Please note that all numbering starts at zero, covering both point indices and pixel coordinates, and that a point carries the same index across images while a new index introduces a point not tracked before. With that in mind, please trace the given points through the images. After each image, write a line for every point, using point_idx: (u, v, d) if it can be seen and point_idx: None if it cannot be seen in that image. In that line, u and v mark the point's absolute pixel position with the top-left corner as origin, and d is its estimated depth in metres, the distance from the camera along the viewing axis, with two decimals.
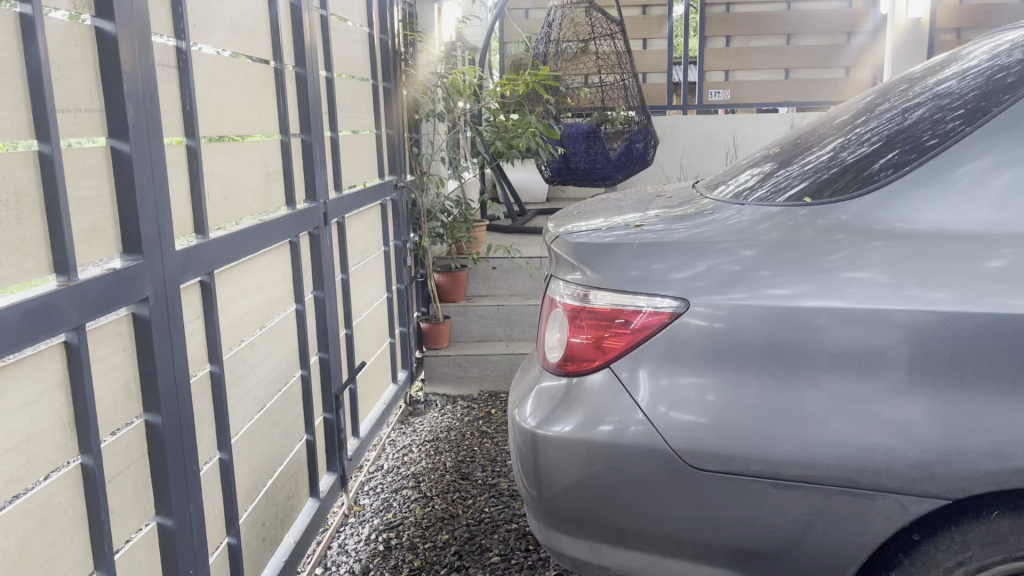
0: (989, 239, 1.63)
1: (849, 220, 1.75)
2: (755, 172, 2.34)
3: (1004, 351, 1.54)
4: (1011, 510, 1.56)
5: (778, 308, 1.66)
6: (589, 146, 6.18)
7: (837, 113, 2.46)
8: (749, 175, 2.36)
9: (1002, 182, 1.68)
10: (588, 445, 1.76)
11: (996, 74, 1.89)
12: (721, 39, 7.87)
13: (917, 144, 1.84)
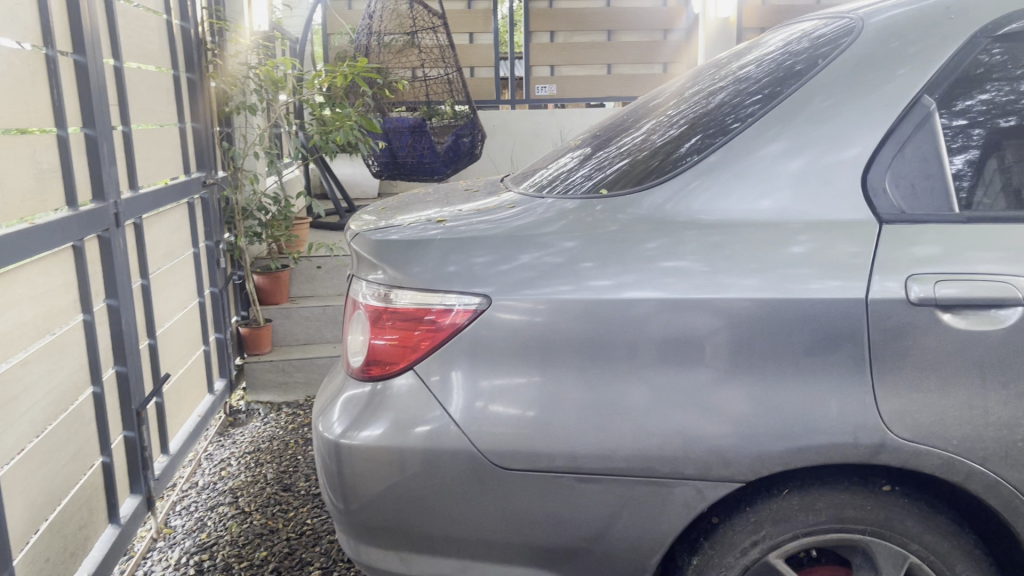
0: (784, 227, 1.66)
1: (646, 211, 1.76)
2: (576, 154, 2.34)
3: (789, 335, 1.59)
4: (798, 488, 1.62)
5: (578, 302, 1.65)
6: (415, 141, 5.99)
7: (648, 102, 2.50)
8: (569, 158, 2.35)
9: (797, 166, 1.71)
10: (401, 451, 1.68)
11: (786, 61, 1.97)
12: (546, 35, 8.01)
13: (719, 127, 1.88)
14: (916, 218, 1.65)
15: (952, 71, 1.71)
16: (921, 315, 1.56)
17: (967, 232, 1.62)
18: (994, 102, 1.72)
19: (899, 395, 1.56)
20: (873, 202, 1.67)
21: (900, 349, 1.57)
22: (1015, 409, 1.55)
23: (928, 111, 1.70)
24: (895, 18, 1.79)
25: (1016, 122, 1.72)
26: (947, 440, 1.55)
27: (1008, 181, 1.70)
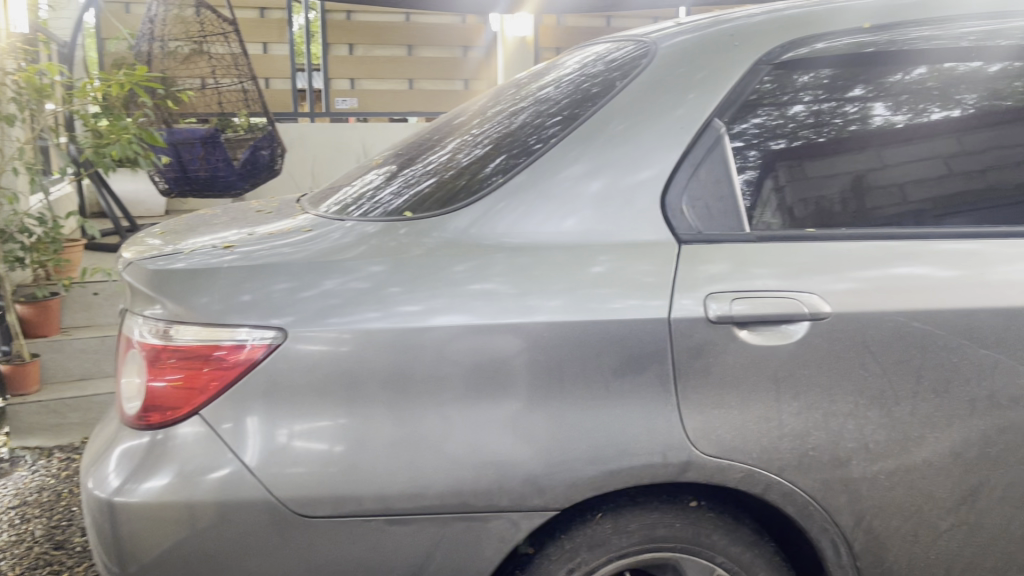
0: (589, 248, 1.66)
1: (451, 234, 1.70)
2: (381, 172, 2.24)
3: (598, 358, 1.57)
4: (611, 511, 1.61)
5: (383, 332, 1.55)
6: (207, 153, 5.60)
7: (450, 120, 2.45)
8: (374, 175, 2.25)
9: (599, 187, 1.71)
10: (188, 505, 1.50)
11: (584, 82, 1.99)
12: (345, 47, 7.79)
13: (523, 147, 1.85)
14: (712, 238, 1.69)
15: (738, 96, 1.78)
16: (719, 332, 1.59)
17: (758, 250, 1.67)
18: (766, 126, 1.79)
19: (703, 412, 1.59)
20: (672, 224, 1.69)
21: (702, 367, 1.59)
22: (807, 420, 1.60)
23: (718, 135, 1.75)
24: (682, 44, 1.85)
25: (785, 145, 1.79)
26: (748, 453, 1.59)
27: (783, 200, 1.76)
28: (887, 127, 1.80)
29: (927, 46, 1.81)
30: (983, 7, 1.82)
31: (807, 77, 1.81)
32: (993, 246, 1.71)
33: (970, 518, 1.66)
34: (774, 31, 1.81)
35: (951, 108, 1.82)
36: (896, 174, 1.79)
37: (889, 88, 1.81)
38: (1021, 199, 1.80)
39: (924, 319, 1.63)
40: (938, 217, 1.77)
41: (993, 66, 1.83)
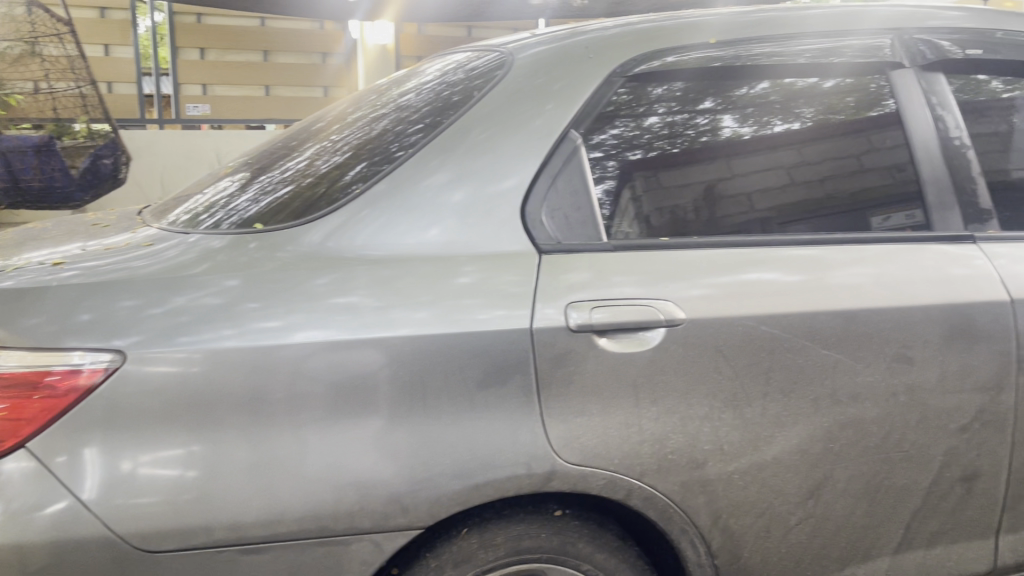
0: (450, 259, 1.63)
1: (307, 248, 1.63)
2: (235, 179, 2.14)
3: (461, 371, 1.55)
4: (477, 525, 1.60)
5: (235, 351, 1.47)
6: (42, 163, 5.32)
7: (308, 126, 2.37)
8: (228, 182, 2.15)
9: (460, 197, 1.69)
10: (17, 548, 1.37)
11: (445, 90, 1.97)
12: (195, 52, 7.53)
13: (384, 154, 1.81)
14: (571, 248, 1.70)
15: (594, 107, 1.81)
16: (579, 341, 1.60)
17: (616, 259, 1.70)
18: (623, 137, 1.82)
19: (567, 421, 1.59)
20: (532, 234, 1.69)
21: (564, 377, 1.59)
22: (665, 425, 1.64)
23: (575, 146, 1.78)
24: (540, 54, 1.88)
25: (642, 155, 1.82)
26: (611, 460, 1.61)
27: (640, 209, 1.79)
28: (735, 138, 1.86)
29: (769, 62, 1.90)
30: (817, 28, 1.95)
31: (661, 89, 1.86)
32: (831, 251, 1.79)
33: (816, 512, 1.74)
34: (628, 44, 1.87)
35: (792, 121, 1.90)
36: (743, 184, 1.84)
37: (737, 100, 1.88)
38: (856, 208, 1.87)
39: (770, 323, 1.69)
40: (781, 225, 1.83)
41: (828, 82, 1.93)
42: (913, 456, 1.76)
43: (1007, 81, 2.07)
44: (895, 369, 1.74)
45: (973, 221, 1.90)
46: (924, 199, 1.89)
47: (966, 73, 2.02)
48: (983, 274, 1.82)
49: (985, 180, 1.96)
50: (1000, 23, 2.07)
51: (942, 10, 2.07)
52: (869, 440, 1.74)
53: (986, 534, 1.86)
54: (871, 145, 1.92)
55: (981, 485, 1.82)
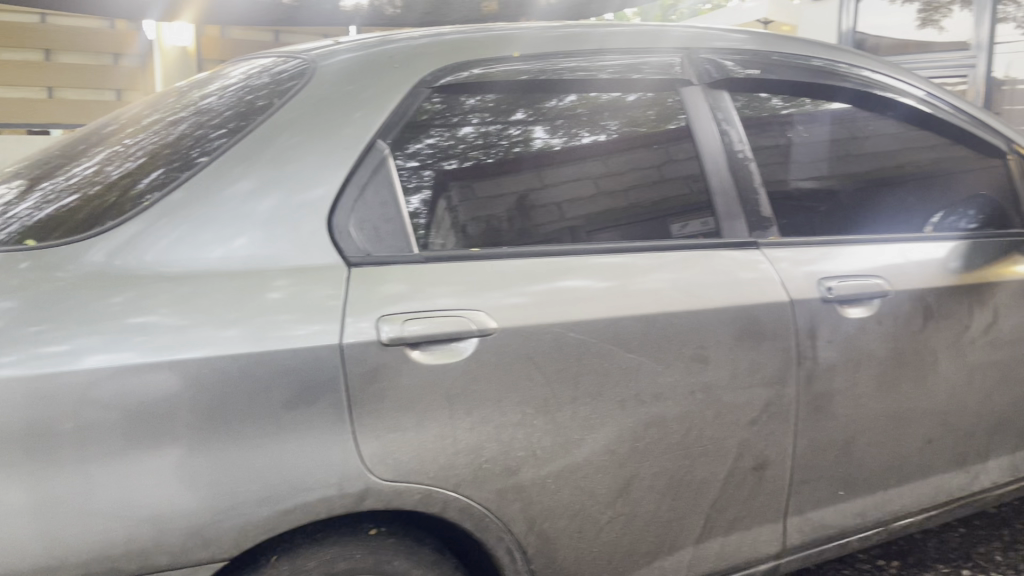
0: (256, 274, 1.55)
1: (88, 269, 1.49)
2: (12, 185, 1.94)
3: (267, 391, 1.48)
4: (287, 551, 1.53)
5: (8, 381, 1.33)
6: None
7: (97, 129, 2.20)
8: (5, 189, 1.94)
9: (267, 207, 1.61)
10: None
11: (248, 94, 1.89)
12: None
13: (184, 160, 1.70)
14: (381, 260, 1.66)
15: (404, 116, 1.79)
16: (392, 354, 1.57)
17: (428, 270, 1.68)
18: (438, 146, 1.81)
19: (381, 437, 1.55)
20: (340, 247, 1.64)
21: (377, 392, 1.56)
22: (479, 435, 1.64)
23: (383, 156, 1.74)
24: (347, 62, 1.84)
25: (457, 165, 1.82)
26: (426, 474, 1.59)
27: (456, 218, 1.79)
28: (546, 149, 1.91)
29: (572, 77, 1.97)
30: (617, 45, 2.06)
31: (474, 100, 1.87)
32: (633, 258, 1.87)
33: (625, 510, 1.81)
34: (439, 55, 1.87)
35: (598, 133, 1.97)
36: (553, 194, 1.89)
37: (547, 112, 1.93)
38: (658, 216, 1.97)
39: (578, 329, 1.74)
40: (591, 233, 1.89)
41: (630, 96, 2.02)
42: (710, 449, 1.88)
43: (786, 98, 2.23)
44: (692, 369, 1.84)
45: (756, 228, 2.05)
46: (714, 209, 2.02)
47: (751, 90, 2.17)
48: (766, 278, 1.97)
49: (766, 191, 2.12)
50: (777, 47, 2.25)
51: (726, 33, 2.25)
52: (671, 437, 1.83)
53: (775, 518, 2.01)
54: (669, 157, 2.02)
55: (769, 474, 1.97)
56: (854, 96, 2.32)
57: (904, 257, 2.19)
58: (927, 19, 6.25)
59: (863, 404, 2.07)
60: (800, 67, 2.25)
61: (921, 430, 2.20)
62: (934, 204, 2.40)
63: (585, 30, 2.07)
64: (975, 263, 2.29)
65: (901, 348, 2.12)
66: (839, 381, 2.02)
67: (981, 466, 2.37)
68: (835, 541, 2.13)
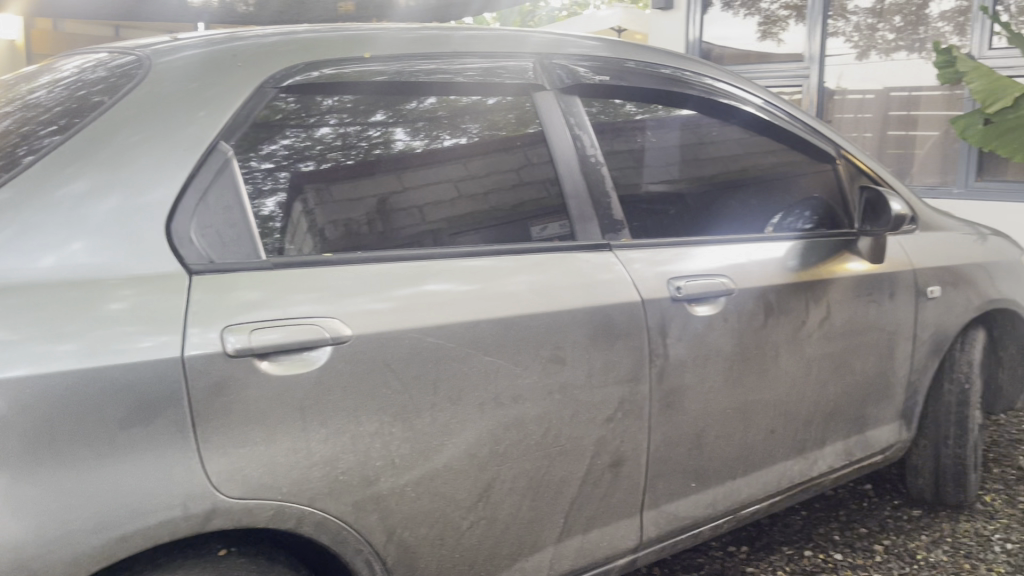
0: (94, 283, 1.44)
1: None
2: None
3: (102, 409, 1.38)
4: None
5: None
6: None
7: None
8: None
9: (104, 209, 1.50)
10: None
11: (81, 90, 1.76)
12: None
13: (9, 158, 1.56)
14: (226, 267, 1.58)
15: (253, 115, 1.71)
16: (239, 366, 1.50)
17: (278, 277, 1.61)
18: (295, 147, 1.74)
19: (229, 454, 1.48)
20: (180, 254, 1.55)
21: (223, 407, 1.48)
22: (334, 446, 1.59)
23: (227, 158, 1.65)
24: (191, 59, 1.75)
25: (314, 167, 1.75)
26: (277, 489, 1.53)
27: (313, 222, 1.72)
28: (407, 151, 1.88)
29: (430, 79, 1.95)
30: (475, 49, 2.05)
31: (330, 100, 1.81)
32: (489, 262, 1.87)
33: (486, 513, 1.81)
34: (293, 54, 1.81)
35: (459, 136, 1.96)
36: (415, 197, 1.87)
37: (406, 114, 1.90)
38: (517, 218, 1.98)
39: (435, 334, 1.72)
40: (454, 236, 1.89)
41: (490, 99, 2.02)
42: (568, 449, 1.90)
43: (639, 105, 2.29)
44: (548, 370, 1.86)
45: (609, 231, 2.09)
46: (568, 212, 2.05)
47: (605, 96, 2.22)
48: (619, 279, 2.01)
49: (617, 195, 2.17)
50: (626, 54, 2.31)
51: (579, 39, 2.29)
52: (530, 439, 1.84)
53: (632, 512, 2.06)
54: (527, 160, 2.03)
55: (625, 470, 2.02)
56: (699, 103, 2.41)
57: (747, 257, 2.30)
58: (766, 31, 6.13)
59: (711, 398, 2.16)
60: (648, 74, 2.32)
61: (765, 420, 2.32)
62: (773, 206, 2.54)
63: (442, 33, 2.06)
64: (810, 262, 2.44)
65: (746, 343, 2.23)
66: (689, 377, 2.10)
67: (818, 451, 2.52)
68: (688, 532, 2.21)
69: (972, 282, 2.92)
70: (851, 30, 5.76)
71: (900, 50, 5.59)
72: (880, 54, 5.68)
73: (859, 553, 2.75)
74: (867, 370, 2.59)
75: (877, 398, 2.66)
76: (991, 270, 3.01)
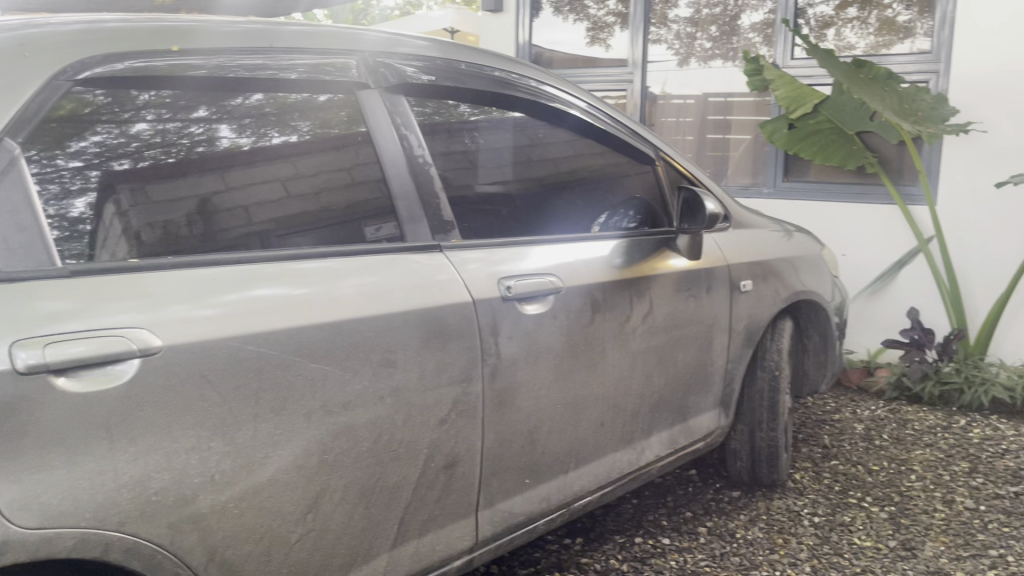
0: None
1: None
2: None
3: None
4: None
5: None
6: None
7: None
8: None
9: None
10: None
11: None
12: None
13: None
14: (15, 276, 1.43)
15: (50, 109, 1.54)
16: (33, 385, 1.36)
17: (81, 286, 1.48)
18: (106, 145, 1.61)
19: (22, 482, 1.35)
20: None
21: (14, 430, 1.34)
22: (145, 465, 1.49)
23: (13, 157, 1.47)
24: None
25: (129, 165, 1.63)
26: (80, 515, 1.41)
27: (127, 224, 1.61)
28: (233, 149, 1.79)
29: (256, 75, 1.85)
30: (305, 44, 1.97)
31: (147, 95, 1.68)
32: (317, 264, 1.81)
33: (315, 525, 1.75)
34: (101, 42, 1.64)
35: (289, 134, 1.89)
36: (241, 196, 1.78)
37: (233, 110, 1.80)
38: (347, 219, 1.93)
39: (256, 342, 1.64)
40: (283, 236, 1.82)
41: (322, 96, 1.96)
42: (401, 454, 1.88)
43: (473, 106, 2.31)
44: (379, 374, 1.83)
45: (438, 232, 2.08)
46: (396, 213, 2.01)
47: (438, 96, 2.22)
48: (450, 280, 2.00)
49: (446, 195, 2.15)
50: (455, 54, 2.31)
51: (409, 37, 2.26)
52: (361, 445, 1.80)
53: (467, 513, 2.06)
54: (357, 159, 1.98)
55: (459, 471, 2.01)
56: (528, 106, 2.44)
57: (574, 257, 2.35)
58: (594, 37, 5.93)
59: (542, 395, 2.19)
60: (476, 74, 2.32)
61: (595, 414, 2.39)
62: (600, 206, 2.61)
63: (268, 26, 1.95)
64: (634, 259, 2.53)
65: (574, 339, 2.28)
66: (520, 375, 2.13)
67: (645, 441, 2.63)
68: (523, 528, 2.23)
69: (779, 276, 3.13)
70: (672, 38, 5.67)
71: (717, 58, 5.56)
72: (699, 62, 5.63)
73: (685, 536, 2.88)
74: (687, 361, 2.72)
75: (697, 388, 2.80)
76: (796, 264, 3.25)
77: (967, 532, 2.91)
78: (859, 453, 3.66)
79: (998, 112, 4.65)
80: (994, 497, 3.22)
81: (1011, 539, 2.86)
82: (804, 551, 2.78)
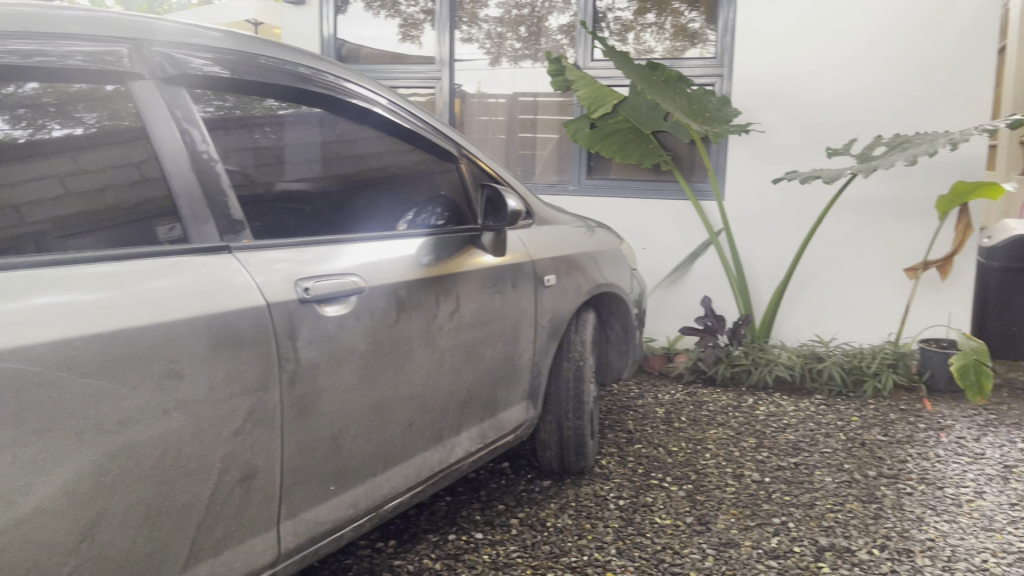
0: None
1: None
2: None
3: None
4: None
5: None
6: None
7: None
8: None
9: None
10: None
11: None
12: None
13: None
14: None
15: None
16: None
17: None
18: None
19: None
20: None
21: None
22: None
23: None
24: None
25: None
26: None
27: None
28: (5, 142, 1.59)
29: (33, 62, 1.65)
30: (87, 30, 1.79)
31: None
32: (92, 269, 1.66)
33: (94, 553, 1.60)
34: None
35: (72, 126, 1.73)
36: (11, 195, 1.58)
37: (3, 100, 1.60)
38: (130, 220, 1.78)
39: (16, 358, 1.45)
40: (58, 238, 1.65)
41: (110, 86, 1.81)
42: (191, 469, 1.76)
43: (284, 100, 2.24)
44: (163, 387, 1.70)
45: (227, 232, 1.97)
46: (179, 214, 1.88)
47: (246, 92, 2.14)
48: (244, 284, 1.91)
49: (235, 194, 2.04)
50: (254, 48, 2.20)
51: (200, 28, 2.12)
52: (143, 464, 1.67)
53: (267, 526, 1.98)
54: (142, 155, 1.84)
55: (257, 483, 1.92)
56: (332, 104, 2.38)
57: (377, 256, 2.31)
58: (406, 34, 5.88)
59: (346, 398, 2.14)
60: (281, 70, 2.24)
61: (402, 414, 2.36)
62: (405, 203, 2.57)
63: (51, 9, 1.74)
64: (439, 257, 2.53)
65: (379, 340, 2.24)
66: (322, 379, 2.06)
67: (455, 438, 2.63)
68: (329, 537, 2.17)
69: (582, 270, 3.25)
70: (483, 37, 5.72)
71: (526, 58, 5.66)
72: (510, 62, 5.70)
73: (498, 529, 2.92)
74: (495, 356, 2.76)
75: (505, 383, 2.84)
76: (597, 258, 3.37)
77: (754, 502, 3.15)
78: (660, 435, 3.87)
79: (775, 114, 5.06)
80: (776, 468, 3.50)
81: (791, 506, 3.12)
82: (610, 534, 2.89)
